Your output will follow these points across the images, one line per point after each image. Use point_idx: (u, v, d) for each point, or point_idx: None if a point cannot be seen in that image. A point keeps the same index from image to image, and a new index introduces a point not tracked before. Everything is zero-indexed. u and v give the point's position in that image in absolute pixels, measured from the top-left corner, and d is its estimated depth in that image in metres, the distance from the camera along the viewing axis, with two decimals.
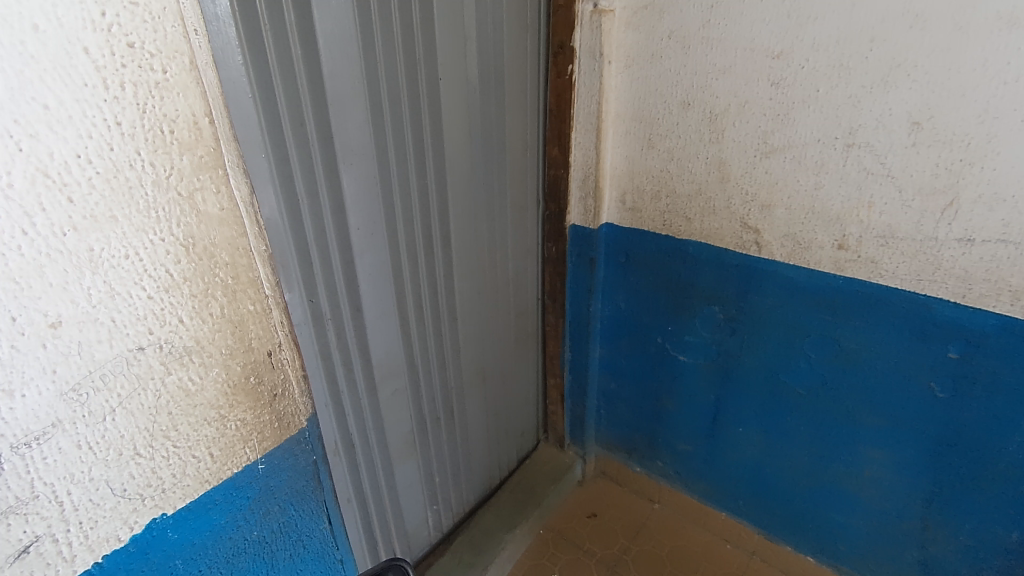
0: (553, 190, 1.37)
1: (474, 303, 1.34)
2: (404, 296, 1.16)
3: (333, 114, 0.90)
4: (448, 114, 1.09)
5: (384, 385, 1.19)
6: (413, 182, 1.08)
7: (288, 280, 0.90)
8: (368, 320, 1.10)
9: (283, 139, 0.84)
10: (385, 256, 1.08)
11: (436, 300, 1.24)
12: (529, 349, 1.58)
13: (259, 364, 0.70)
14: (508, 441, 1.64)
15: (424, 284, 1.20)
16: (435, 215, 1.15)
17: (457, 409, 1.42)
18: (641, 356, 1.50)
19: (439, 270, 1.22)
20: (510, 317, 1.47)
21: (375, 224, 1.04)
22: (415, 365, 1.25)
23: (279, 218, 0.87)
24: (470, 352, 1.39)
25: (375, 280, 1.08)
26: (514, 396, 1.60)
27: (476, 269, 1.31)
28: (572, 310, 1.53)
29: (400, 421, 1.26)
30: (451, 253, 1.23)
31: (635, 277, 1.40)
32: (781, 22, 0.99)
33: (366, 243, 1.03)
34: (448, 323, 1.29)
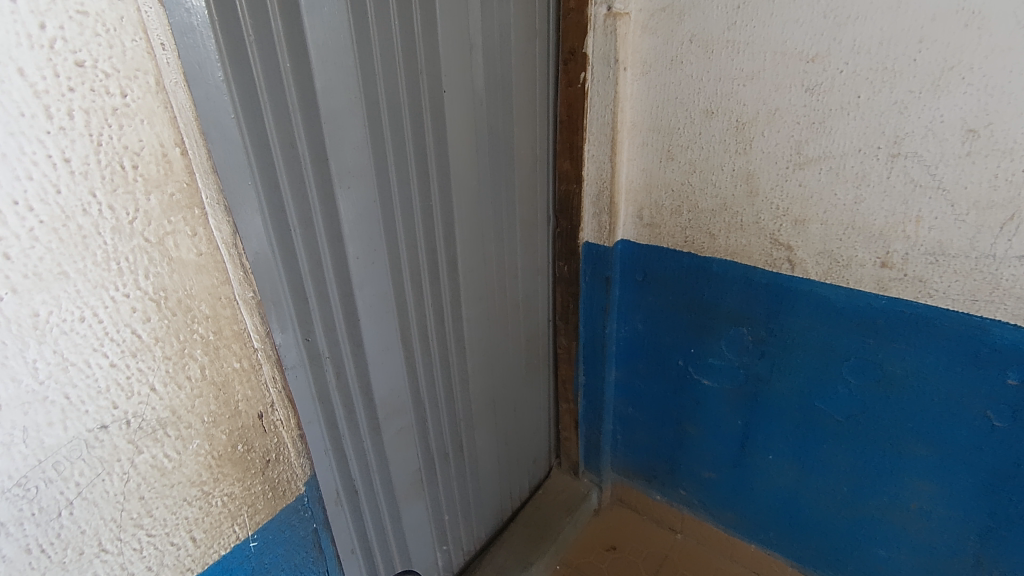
0: (565, 206, 1.28)
1: (483, 329, 1.25)
2: (408, 328, 1.06)
3: (329, 134, 0.81)
4: (454, 129, 0.99)
5: (388, 424, 1.09)
6: (415, 204, 0.99)
7: (280, 320, 0.82)
8: (370, 355, 1.00)
9: (272, 164, 0.75)
10: (388, 286, 0.99)
11: (442, 329, 1.15)
12: (540, 374, 1.49)
13: (244, 433, 0.60)
14: (520, 470, 1.54)
15: (429, 313, 1.10)
16: (440, 239, 1.06)
17: (466, 443, 1.32)
18: (661, 379, 1.40)
19: (445, 297, 1.12)
20: (520, 342, 1.37)
21: (376, 252, 0.94)
22: (420, 400, 1.15)
23: (269, 252, 0.77)
24: (479, 381, 1.29)
25: (378, 312, 0.99)
26: (525, 423, 1.50)
27: (485, 293, 1.21)
28: (586, 333, 1.43)
29: (406, 461, 1.16)
30: (458, 278, 1.13)
31: (654, 297, 1.31)
32: (816, 22, 0.91)
33: (367, 273, 0.94)
34: (455, 352, 1.20)
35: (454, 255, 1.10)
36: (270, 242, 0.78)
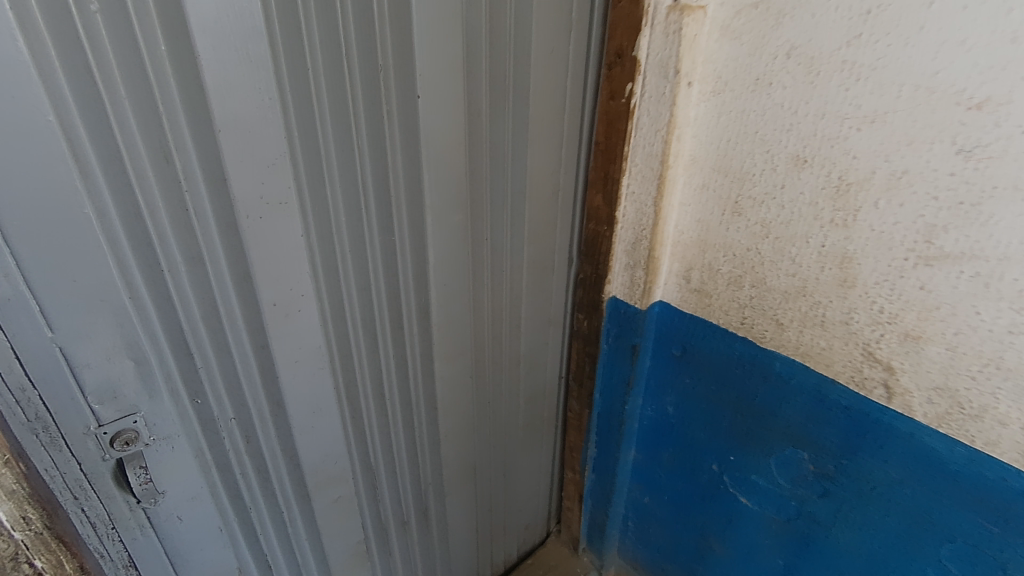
0: (592, 249, 1.00)
1: (467, 390, 1.01)
2: (355, 387, 0.86)
3: (227, 148, 0.58)
4: (435, 147, 0.74)
5: (321, 494, 0.89)
6: (372, 241, 0.75)
7: (148, 383, 0.63)
8: (296, 420, 0.80)
9: (129, 185, 0.55)
10: (325, 340, 0.78)
11: (407, 388, 0.93)
12: (542, 435, 1.24)
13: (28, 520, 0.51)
14: (506, 536, 1.33)
15: (388, 370, 0.88)
16: (409, 284, 0.82)
17: (434, 510, 1.11)
18: (689, 477, 1.12)
19: (413, 350, 0.89)
20: (517, 403, 1.13)
21: (308, 299, 0.73)
22: (370, 465, 0.95)
23: (128, 298, 0.59)
24: (456, 444, 1.06)
25: (309, 370, 0.78)
26: (518, 486, 1.28)
27: (473, 350, 0.97)
28: (602, 402, 1.15)
29: (346, 532, 0.97)
30: (433, 329, 0.89)
31: (692, 381, 1.01)
32: (995, 48, 0.56)
33: (292, 326, 0.73)
34: (425, 412, 0.98)
35: (427, 303, 0.86)
36: (131, 286, 0.59)
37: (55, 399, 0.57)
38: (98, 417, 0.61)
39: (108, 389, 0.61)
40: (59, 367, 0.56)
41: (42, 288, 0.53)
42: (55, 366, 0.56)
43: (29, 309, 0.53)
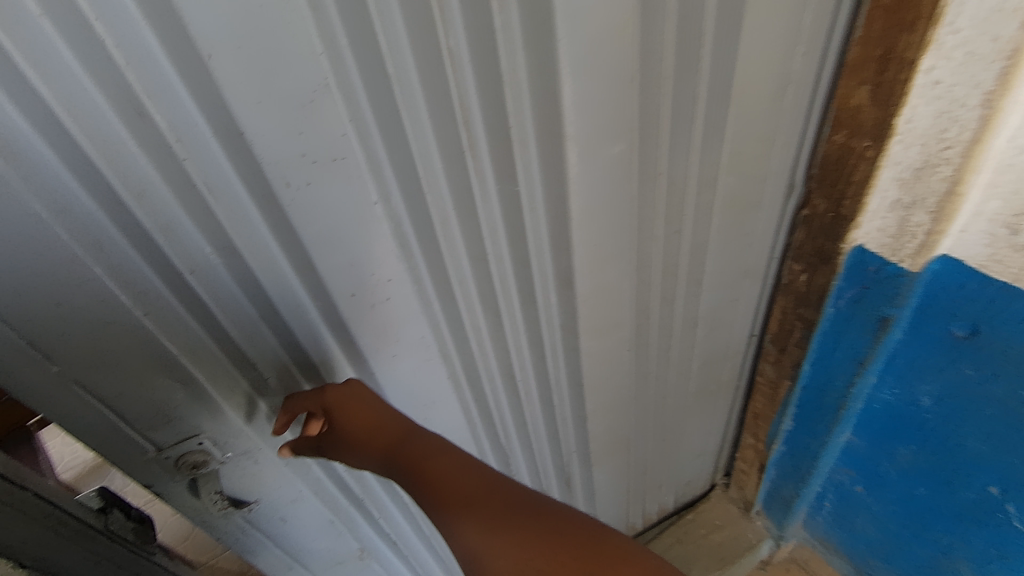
0: (835, 174, 0.66)
1: (624, 364, 0.77)
2: (479, 376, 0.66)
3: (227, 87, 0.35)
4: (590, 40, 0.44)
5: None
6: (485, 195, 0.50)
7: (206, 403, 0.49)
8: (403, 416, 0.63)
9: (92, 161, 0.35)
10: (432, 329, 0.57)
11: (547, 370, 0.70)
12: (719, 397, 0.98)
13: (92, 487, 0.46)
14: (664, 491, 1.15)
15: (520, 352, 0.66)
16: (543, 247, 0.57)
17: (580, 480, 0.94)
18: (939, 486, 0.80)
19: (553, 326, 0.66)
20: (689, 368, 0.88)
21: (399, 285, 0.51)
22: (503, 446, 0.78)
23: (144, 315, 0.42)
24: (610, 419, 0.85)
25: (413, 365, 0.59)
26: (682, 448, 1.06)
27: (635, 318, 0.71)
28: (814, 373, 0.86)
29: None
30: (580, 299, 0.64)
31: (979, 376, 0.65)
32: None
33: (383, 319, 0.53)
34: (570, 390, 0.76)
35: (571, 269, 0.60)
36: (143, 297, 0.41)
37: (93, 434, 0.46)
38: (156, 442, 0.50)
39: (158, 414, 0.48)
40: (84, 401, 0.44)
41: (19, 321, 0.38)
42: (76, 399, 0.44)
43: (16, 347, 0.39)
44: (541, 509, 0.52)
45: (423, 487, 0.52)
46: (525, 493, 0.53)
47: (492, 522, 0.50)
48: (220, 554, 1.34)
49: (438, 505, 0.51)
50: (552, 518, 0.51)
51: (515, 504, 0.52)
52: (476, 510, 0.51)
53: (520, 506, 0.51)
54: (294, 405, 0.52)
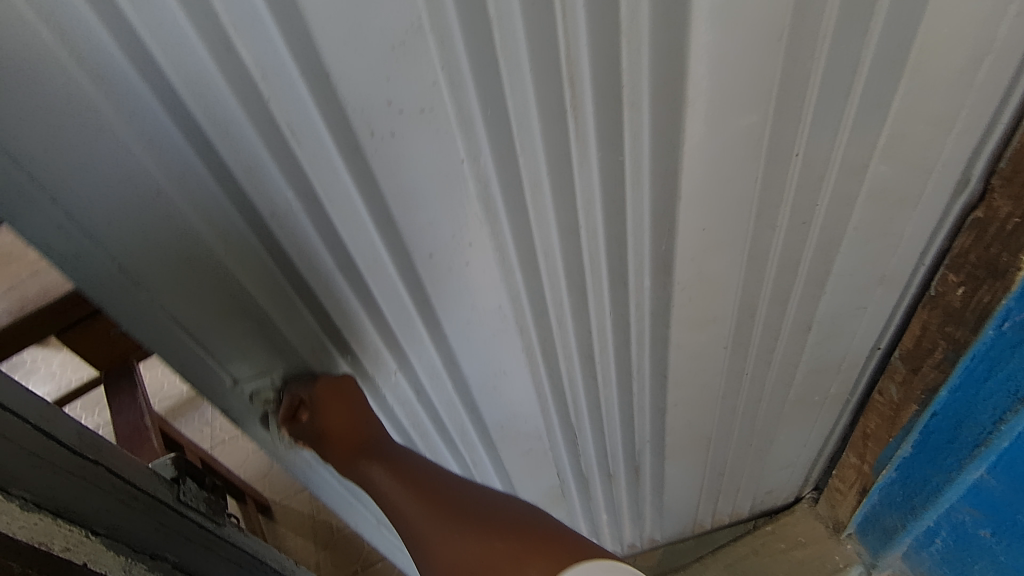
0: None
1: (717, 363, 0.70)
2: (555, 350, 0.62)
3: (315, 23, 0.32)
4: None
5: (510, 449, 0.74)
6: (584, 162, 0.44)
7: (284, 343, 0.50)
8: (475, 387, 0.62)
9: (175, 95, 0.33)
10: (511, 298, 0.55)
11: (629, 356, 0.66)
12: (820, 410, 0.89)
13: (168, 459, 0.54)
14: (744, 495, 1.08)
15: (602, 333, 0.62)
16: (643, 228, 0.51)
17: (650, 469, 0.90)
18: None
19: (642, 313, 0.60)
20: (792, 375, 0.79)
21: (480, 250, 0.49)
22: (573, 424, 0.75)
23: (229, 252, 0.42)
24: (694, 416, 0.79)
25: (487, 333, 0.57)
26: (770, 456, 0.98)
27: (737, 315, 0.64)
28: (953, 399, 0.79)
29: (540, 481, 0.83)
30: (677, 292, 0.58)
31: None
32: None
33: (461, 283, 0.50)
34: (653, 380, 0.71)
35: (670, 254, 0.54)
36: (228, 235, 0.41)
37: (180, 363, 0.48)
38: (235, 375, 0.51)
39: (235, 356, 0.50)
40: (172, 331, 0.45)
41: (118, 251, 0.39)
42: (165, 329, 0.45)
43: (111, 273, 0.40)
44: (507, 509, 0.50)
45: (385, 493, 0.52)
46: (478, 497, 0.51)
47: (456, 527, 0.48)
48: (292, 494, 1.46)
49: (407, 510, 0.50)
50: (515, 516, 0.49)
51: (469, 508, 0.49)
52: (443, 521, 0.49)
53: (481, 509, 0.49)
54: (288, 397, 0.53)
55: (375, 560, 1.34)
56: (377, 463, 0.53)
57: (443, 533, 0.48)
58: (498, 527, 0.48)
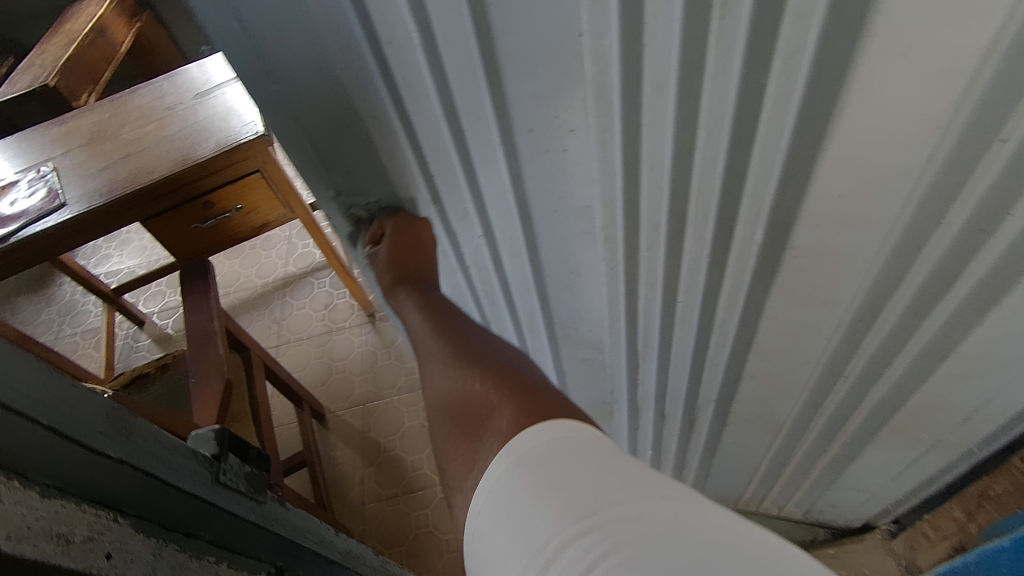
0: None
1: (813, 348, 0.64)
2: (638, 271, 0.59)
3: None
4: None
5: (569, 350, 0.78)
6: (723, 74, 0.38)
7: (388, 180, 0.53)
8: (550, 272, 0.63)
9: None
10: (602, 202, 0.52)
11: (716, 301, 0.61)
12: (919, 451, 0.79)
13: (210, 432, 0.51)
14: (805, 498, 1.02)
15: (694, 271, 0.57)
16: (773, 167, 0.43)
17: (706, 429, 0.89)
18: None
19: (743, 264, 0.54)
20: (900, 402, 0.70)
21: (581, 138, 0.46)
22: (639, 353, 0.75)
23: (362, 84, 0.42)
24: (772, 391, 0.75)
25: (574, 224, 0.55)
26: (846, 473, 0.91)
27: (856, 302, 0.56)
28: None
29: (591, 392, 0.88)
30: (790, 255, 0.52)
31: None
32: None
33: (554, 166, 0.49)
34: (736, 342, 0.67)
35: (796, 209, 0.46)
36: (351, 64, 0.41)
37: (301, 164, 0.50)
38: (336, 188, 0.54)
39: (352, 183, 0.54)
40: (298, 137, 0.47)
41: (270, 60, 0.40)
42: (292, 133, 0.47)
43: (255, 63, 0.41)
44: (507, 363, 0.51)
45: (414, 314, 0.59)
46: (488, 346, 0.53)
47: (456, 361, 0.52)
48: (347, 407, 1.50)
49: (423, 339, 0.57)
50: (510, 368, 0.51)
51: (473, 350, 0.53)
52: (446, 347, 0.54)
53: (486, 355, 0.52)
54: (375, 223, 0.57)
55: (415, 487, 1.34)
56: (411, 297, 0.60)
57: (441, 365, 0.53)
58: (490, 373, 0.50)
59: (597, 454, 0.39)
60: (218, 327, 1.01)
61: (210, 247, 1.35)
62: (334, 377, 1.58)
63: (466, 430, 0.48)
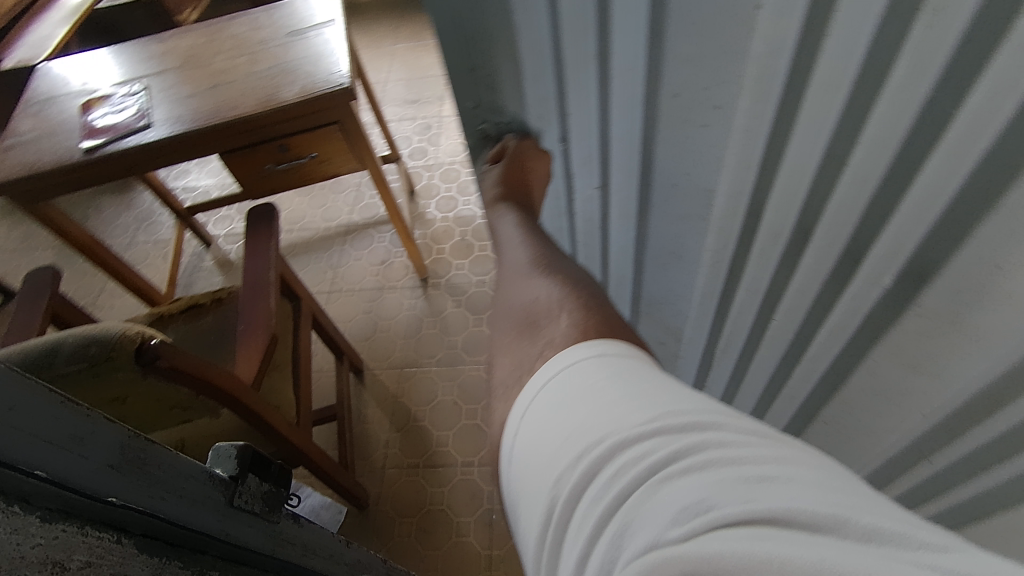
0: None
1: (905, 422, 0.59)
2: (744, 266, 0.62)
3: None
4: None
5: (663, 306, 0.83)
6: (910, 89, 0.36)
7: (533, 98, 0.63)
8: (664, 239, 0.69)
9: None
10: (737, 189, 0.54)
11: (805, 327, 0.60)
12: None
13: (233, 451, 0.52)
14: None
15: (805, 284, 0.56)
16: (932, 199, 0.41)
17: None
18: None
19: (860, 294, 0.52)
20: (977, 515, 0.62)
21: (727, 116, 0.48)
22: (721, 342, 0.77)
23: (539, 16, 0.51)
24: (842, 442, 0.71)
25: (692, 193, 0.59)
26: None
27: (966, 392, 0.50)
28: None
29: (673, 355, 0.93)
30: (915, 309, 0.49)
31: None
32: None
33: (691, 136, 0.53)
34: (819, 374, 0.65)
35: (940, 251, 0.44)
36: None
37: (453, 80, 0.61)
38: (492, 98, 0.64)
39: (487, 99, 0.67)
40: (460, 57, 0.58)
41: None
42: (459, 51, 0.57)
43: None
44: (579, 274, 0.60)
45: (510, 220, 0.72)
46: (564, 260, 0.62)
47: (537, 262, 0.63)
48: (385, 368, 1.51)
49: (512, 245, 0.68)
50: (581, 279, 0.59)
51: (550, 260, 0.63)
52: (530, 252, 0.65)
53: (561, 266, 0.61)
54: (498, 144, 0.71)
55: (437, 463, 1.33)
56: (511, 216, 0.71)
57: (522, 264, 0.64)
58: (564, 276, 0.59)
59: (649, 375, 0.40)
60: (274, 279, 1.01)
61: (279, 189, 1.35)
62: (378, 335, 1.58)
63: (522, 329, 0.53)
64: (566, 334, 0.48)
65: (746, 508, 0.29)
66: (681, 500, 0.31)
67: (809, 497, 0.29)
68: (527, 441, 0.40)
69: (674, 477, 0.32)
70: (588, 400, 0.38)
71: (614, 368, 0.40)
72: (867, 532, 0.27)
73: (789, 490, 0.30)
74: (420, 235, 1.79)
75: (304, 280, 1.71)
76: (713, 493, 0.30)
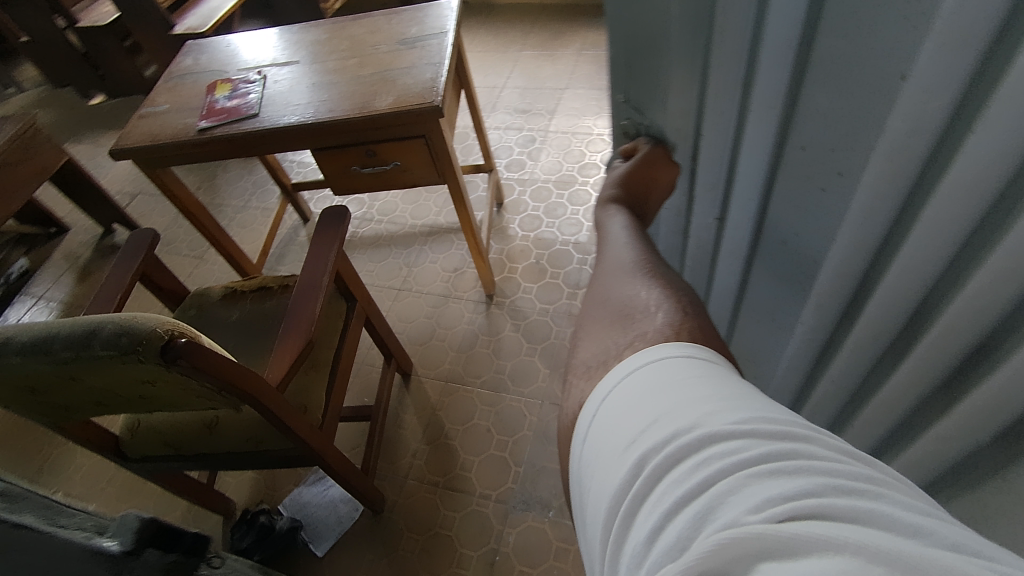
0: None
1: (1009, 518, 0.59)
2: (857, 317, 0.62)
3: None
4: None
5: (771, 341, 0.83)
6: None
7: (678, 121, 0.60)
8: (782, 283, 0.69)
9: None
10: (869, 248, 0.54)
11: (908, 387, 0.63)
12: None
13: None
14: None
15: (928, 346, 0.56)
16: None
17: None
18: None
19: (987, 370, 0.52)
20: None
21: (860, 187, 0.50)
22: (824, 388, 0.76)
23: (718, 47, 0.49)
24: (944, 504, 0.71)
25: (808, 244, 0.61)
26: None
27: None
28: None
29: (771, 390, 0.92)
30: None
31: None
32: None
33: (815, 193, 0.55)
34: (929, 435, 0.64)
35: None
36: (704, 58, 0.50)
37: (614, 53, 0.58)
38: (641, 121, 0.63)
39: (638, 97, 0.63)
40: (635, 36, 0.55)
41: None
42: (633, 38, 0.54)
43: None
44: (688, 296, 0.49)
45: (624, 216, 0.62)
46: (672, 273, 0.52)
47: (646, 268, 0.53)
48: (428, 377, 1.53)
49: (617, 245, 0.58)
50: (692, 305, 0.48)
51: (658, 270, 0.52)
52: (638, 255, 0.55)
53: (669, 279, 0.51)
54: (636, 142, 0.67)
55: (456, 487, 1.32)
56: (623, 211, 0.63)
57: (623, 268, 0.54)
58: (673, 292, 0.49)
59: (735, 383, 0.37)
60: (325, 284, 1.04)
61: (364, 191, 1.39)
62: (433, 342, 1.60)
63: (614, 320, 0.47)
64: (660, 331, 0.43)
65: (827, 511, 0.27)
66: (761, 493, 0.28)
67: (899, 509, 0.27)
68: (603, 426, 0.37)
69: (760, 477, 0.29)
70: (671, 393, 0.35)
71: (701, 370, 0.37)
72: (955, 545, 0.25)
73: (880, 504, 0.27)
74: (496, 250, 1.78)
75: (380, 273, 1.78)
76: (798, 495, 0.28)
